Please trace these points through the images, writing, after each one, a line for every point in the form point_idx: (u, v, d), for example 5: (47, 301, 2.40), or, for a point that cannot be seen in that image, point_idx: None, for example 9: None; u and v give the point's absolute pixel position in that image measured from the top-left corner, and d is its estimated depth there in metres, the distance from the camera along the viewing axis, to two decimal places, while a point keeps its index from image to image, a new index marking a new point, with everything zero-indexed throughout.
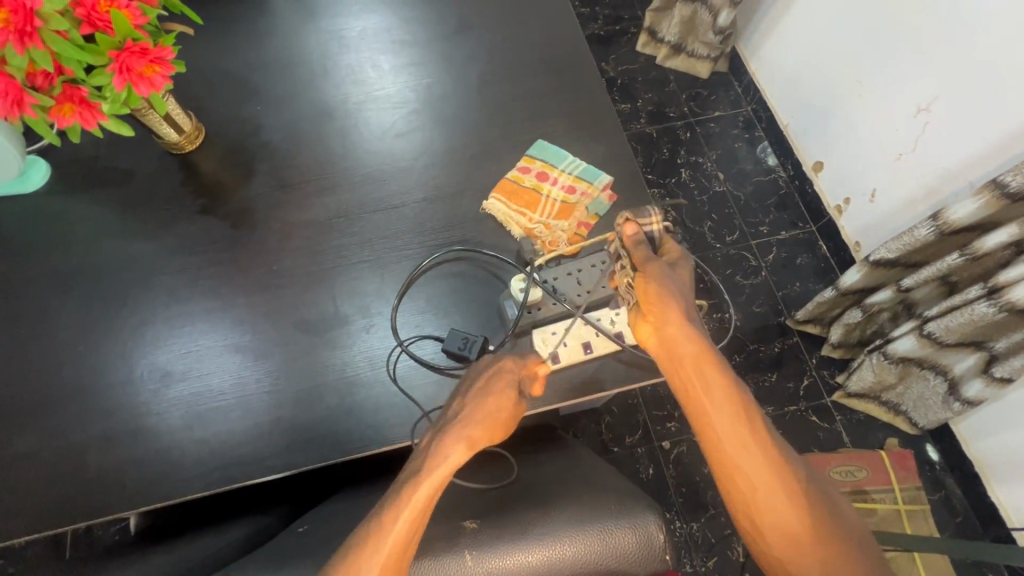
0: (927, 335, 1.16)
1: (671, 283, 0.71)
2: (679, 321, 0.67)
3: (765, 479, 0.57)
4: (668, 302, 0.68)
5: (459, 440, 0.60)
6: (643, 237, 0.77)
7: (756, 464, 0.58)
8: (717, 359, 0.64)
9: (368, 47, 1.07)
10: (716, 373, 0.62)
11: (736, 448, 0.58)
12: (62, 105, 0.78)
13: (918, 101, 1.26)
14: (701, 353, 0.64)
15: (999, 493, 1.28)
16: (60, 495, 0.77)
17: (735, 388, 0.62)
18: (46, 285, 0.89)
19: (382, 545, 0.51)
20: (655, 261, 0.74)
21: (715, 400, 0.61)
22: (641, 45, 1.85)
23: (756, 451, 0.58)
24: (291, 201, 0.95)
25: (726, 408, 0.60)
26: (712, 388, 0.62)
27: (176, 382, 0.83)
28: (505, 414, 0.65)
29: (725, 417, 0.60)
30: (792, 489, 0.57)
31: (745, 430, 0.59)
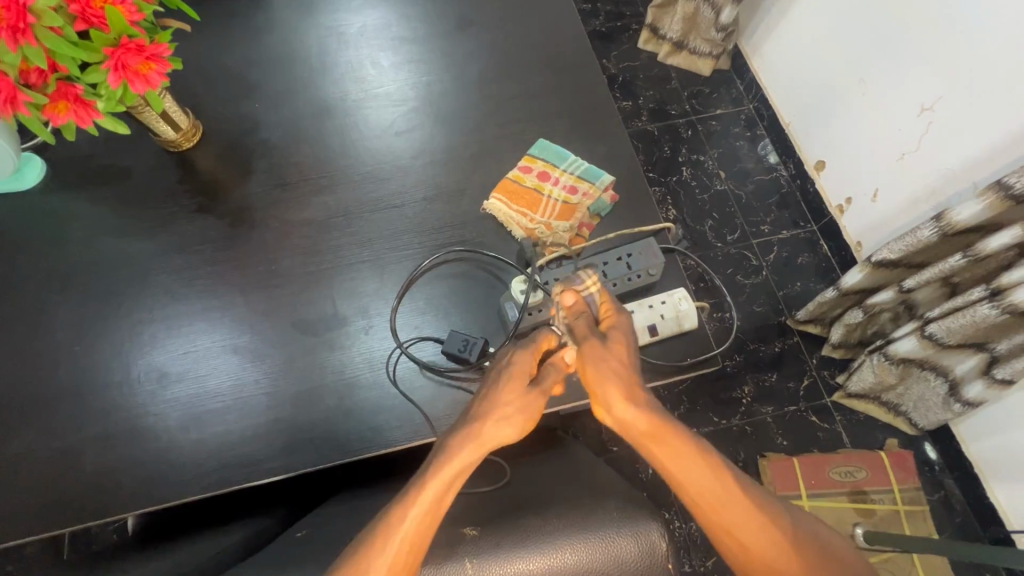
0: (928, 337, 1.15)
1: (608, 354, 0.64)
2: (631, 389, 0.60)
3: (750, 533, 0.55)
4: (608, 377, 0.61)
5: (471, 437, 0.57)
6: (583, 307, 0.72)
7: (741, 525, 0.55)
8: (671, 424, 0.57)
9: (367, 44, 1.06)
10: (679, 444, 0.57)
11: (715, 514, 0.56)
12: (57, 103, 0.77)
13: (922, 101, 1.25)
14: (656, 427, 0.57)
15: (998, 494, 1.28)
16: (57, 496, 0.76)
17: (700, 452, 0.57)
18: (42, 284, 0.88)
19: (389, 546, 0.50)
20: (592, 334, 0.67)
21: (682, 472, 0.56)
22: (642, 42, 1.83)
23: (737, 513, 0.55)
24: (289, 199, 0.94)
25: (694, 475, 0.56)
26: (678, 460, 0.56)
27: (174, 383, 0.82)
28: (526, 408, 0.61)
29: (700, 484, 0.56)
30: (781, 540, 0.55)
31: (721, 496, 0.55)
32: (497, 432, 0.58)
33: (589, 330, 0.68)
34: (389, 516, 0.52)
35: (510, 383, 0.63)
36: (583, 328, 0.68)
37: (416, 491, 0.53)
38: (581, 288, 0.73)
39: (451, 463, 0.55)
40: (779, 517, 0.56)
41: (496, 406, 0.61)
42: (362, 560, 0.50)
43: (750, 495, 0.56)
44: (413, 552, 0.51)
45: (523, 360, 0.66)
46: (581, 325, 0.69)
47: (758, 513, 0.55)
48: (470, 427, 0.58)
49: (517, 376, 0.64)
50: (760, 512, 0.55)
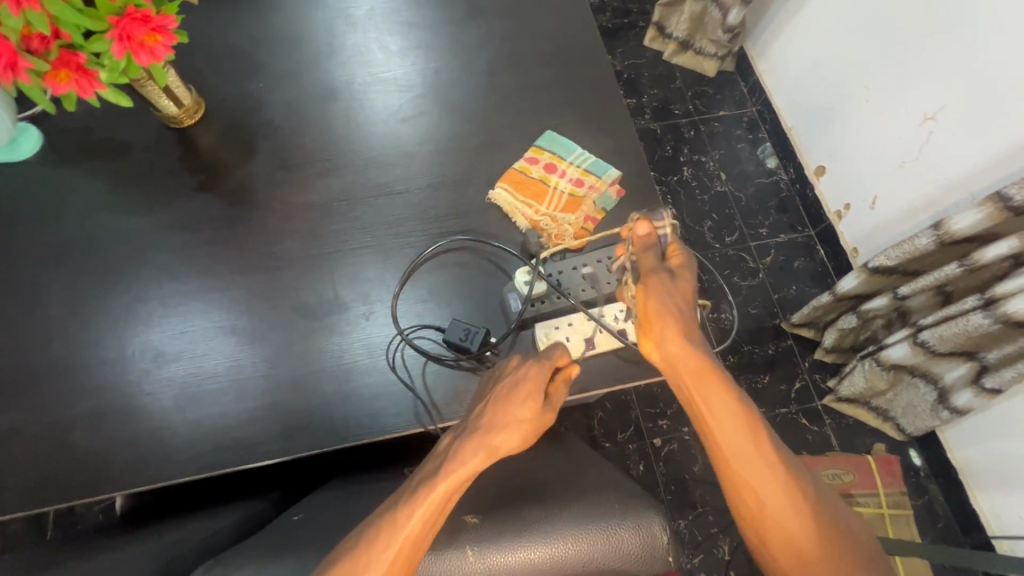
0: (921, 344, 1.16)
1: (673, 290, 0.67)
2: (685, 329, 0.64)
3: (770, 491, 0.57)
4: (667, 315, 0.65)
5: (481, 447, 0.58)
6: (653, 241, 0.73)
7: (765, 477, 0.57)
8: (720, 373, 0.62)
9: (375, 27, 1.04)
10: (720, 388, 0.61)
11: (740, 464, 0.58)
12: (58, 71, 0.75)
13: (924, 110, 1.26)
14: (701, 369, 0.62)
15: (980, 500, 1.30)
16: (45, 472, 0.75)
17: (737, 401, 0.60)
18: (35, 256, 0.86)
19: (394, 538, 0.51)
20: (660, 270, 0.70)
21: (721, 416, 0.60)
22: (648, 41, 1.83)
23: (765, 467, 0.57)
24: (292, 180, 0.93)
25: (733, 423, 0.59)
26: (719, 405, 0.60)
27: (170, 362, 0.81)
28: (536, 420, 0.62)
29: (730, 434, 0.59)
30: (799, 501, 0.56)
31: (752, 444, 0.58)
32: (507, 442, 0.59)
33: (658, 264, 0.71)
34: (397, 512, 0.52)
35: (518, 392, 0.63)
36: (651, 262, 0.71)
37: (423, 490, 0.53)
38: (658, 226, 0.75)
39: (458, 470, 0.55)
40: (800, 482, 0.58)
41: (506, 418, 0.61)
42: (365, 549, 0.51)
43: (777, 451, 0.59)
44: (414, 552, 0.51)
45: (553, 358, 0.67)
46: (648, 260, 0.71)
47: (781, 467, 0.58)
48: (482, 436, 0.59)
49: (524, 385, 0.64)
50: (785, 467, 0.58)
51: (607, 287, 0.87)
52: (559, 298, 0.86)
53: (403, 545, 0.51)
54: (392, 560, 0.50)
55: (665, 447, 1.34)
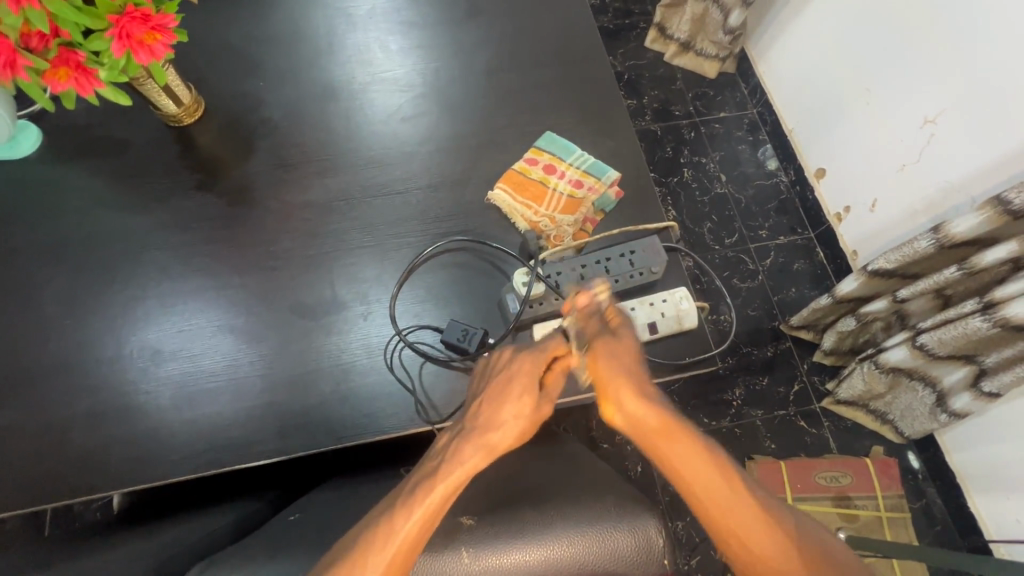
0: (920, 347, 1.16)
1: (617, 353, 0.65)
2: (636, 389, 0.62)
3: (757, 538, 0.55)
4: (618, 376, 0.63)
5: (478, 447, 0.57)
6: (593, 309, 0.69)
7: (749, 521, 0.55)
8: (684, 427, 0.59)
9: (375, 27, 1.04)
10: (686, 440, 0.59)
11: (720, 511, 0.56)
12: (58, 69, 0.75)
13: (925, 113, 1.26)
14: (665, 426, 0.60)
15: (978, 504, 1.30)
16: (42, 470, 0.75)
17: (705, 450, 0.58)
18: (34, 254, 0.87)
19: (392, 542, 0.50)
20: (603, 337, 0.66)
21: (693, 465, 0.57)
22: (649, 42, 1.83)
23: (747, 513, 0.56)
24: (291, 180, 0.93)
25: (704, 469, 0.57)
26: (688, 457, 0.58)
27: (167, 361, 0.81)
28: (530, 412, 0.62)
29: (706, 485, 0.57)
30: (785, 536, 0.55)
31: (728, 491, 0.57)
32: (504, 440, 0.59)
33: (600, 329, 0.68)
34: (396, 513, 0.52)
35: (515, 389, 0.63)
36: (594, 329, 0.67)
37: (422, 494, 0.52)
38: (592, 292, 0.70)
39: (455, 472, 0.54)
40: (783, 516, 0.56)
41: (503, 417, 0.61)
42: (362, 551, 0.50)
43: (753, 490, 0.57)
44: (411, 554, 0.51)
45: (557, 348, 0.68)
46: (591, 329, 0.67)
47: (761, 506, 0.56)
48: (478, 435, 0.58)
49: (520, 383, 0.64)
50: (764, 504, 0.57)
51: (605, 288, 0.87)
52: (557, 299, 0.86)
53: (402, 549, 0.50)
54: (389, 561, 0.50)
55: None
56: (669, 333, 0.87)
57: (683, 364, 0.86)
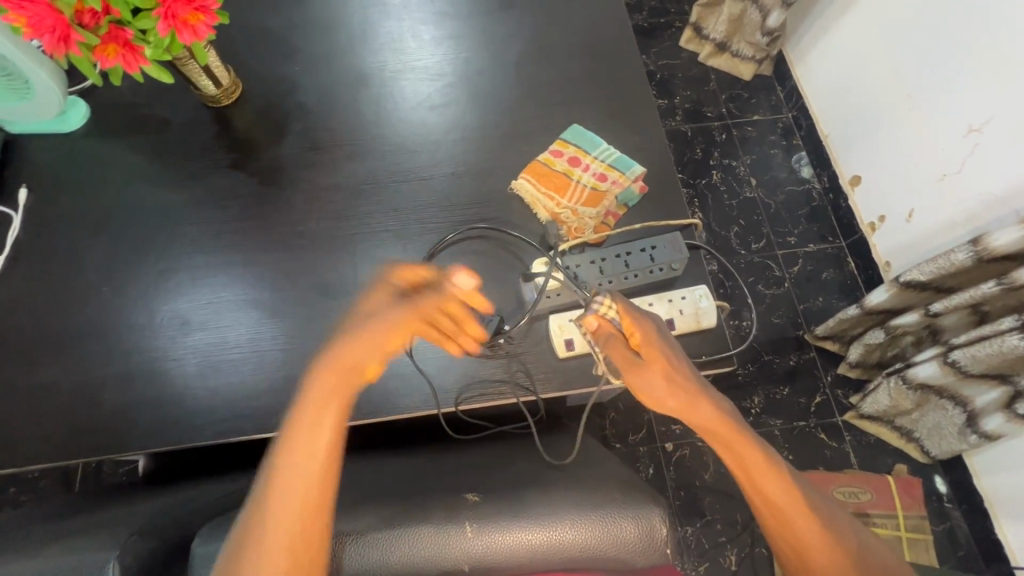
0: (951, 364, 1.12)
1: (651, 378, 0.68)
2: (690, 400, 0.66)
3: (818, 543, 0.59)
4: (670, 399, 0.67)
5: (320, 370, 0.67)
6: (608, 331, 0.73)
7: (813, 538, 0.59)
8: (744, 435, 0.65)
9: (410, 16, 1.06)
10: (749, 446, 0.64)
11: (784, 522, 0.60)
12: (107, 46, 0.78)
13: (970, 121, 1.21)
14: (726, 431, 0.65)
15: (1007, 531, 1.25)
16: (74, 427, 0.79)
17: (768, 458, 0.63)
18: (76, 224, 0.91)
19: (280, 516, 0.54)
20: (631, 358, 0.70)
21: (763, 481, 0.62)
22: (684, 41, 1.80)
23: (806, 521, 0.60)
24: (320, 162, 0.95)
25: (776, 484, 0.62)
26: (758, 468, 0.63)
27: (195, 331, 0.84)
28: (393, 330, 0.72)
29: (773, 489, 0.62)
30: (846, 558, 0.58)
31: (791, 497, 0.61)
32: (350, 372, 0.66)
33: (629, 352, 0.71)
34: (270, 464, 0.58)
35: (381, 304, 0.74)
36: (621, 354, 0.71)
37: (290, 435, 0.60)
38: (601, 312, 0.73)
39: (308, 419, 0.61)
40: (842, 534, 0.60)
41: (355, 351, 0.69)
42: (261, 515, 0.55)
43: (813, 500, 0.62)
44: (319, 497, 0.56)
45: (435, 301, 0.76)
46: (619, 353, 0.71)
47: (825, 522, 0.60)
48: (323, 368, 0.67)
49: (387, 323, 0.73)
50: (822, 516, 0.61)
51: (623, 284, 0.87)
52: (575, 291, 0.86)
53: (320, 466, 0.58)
54: (294, 511, 0.55)
55: (676, 452, 1.32)
56: (687, 331, 0.86)
57: (698, 363, 0.85)
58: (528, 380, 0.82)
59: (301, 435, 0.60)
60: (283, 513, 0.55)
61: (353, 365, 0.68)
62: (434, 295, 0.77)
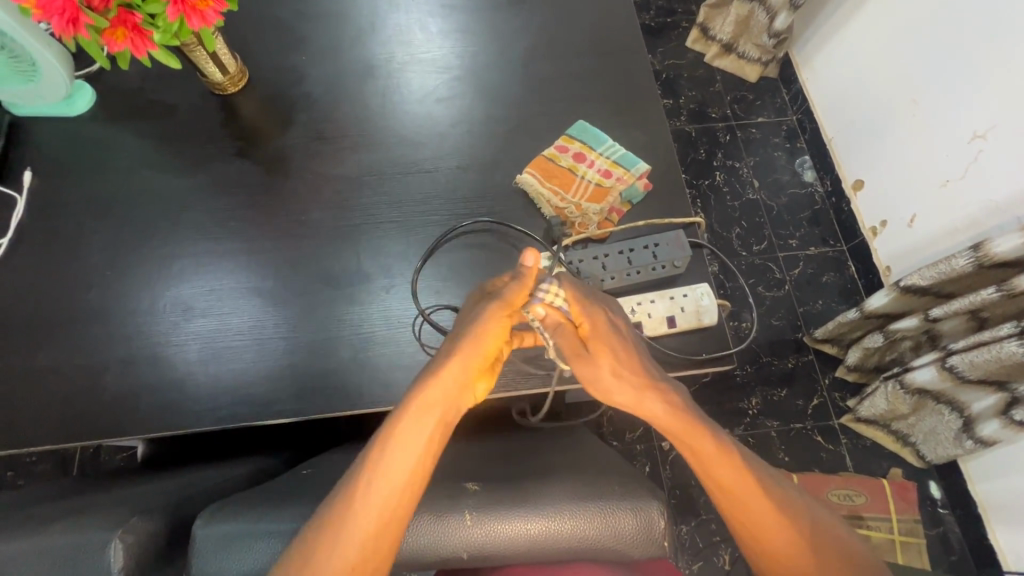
0: (949, 369, 1.12)
1: (596, 370, 0.65)
2: (636, 396, 0.63)
3: (774, 530, 0.57)
4: (619, 393, 0.64)
5: (413, 409, 0.56)
6: (556, 321, 0.70)
7: (771, 523, 0.57)
8: (700, 427, 0.60)
9: (417, 8, 1.06)
10: (705, 437, 0.60)
11: (741, 512, 0.58)
12: (116, 29, 0.78)
13: (975, 127, 1.21)
14: (682, 425, 0.61)
15: (999, 537, 1.25)
16: (75, 410, 0.79)
17: (729, 451, 0.59)
18: (80, 208, 0.91)
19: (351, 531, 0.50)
20: (580, 351, 0.67)
21: (717, 470, 0.59)
22: (690, 42, 1.80)
23: (767, 510, 0.57)
24: (326, 153, 0.95)
25: (727, 471, 0.59)
26: (710, 457, 0.59)
27: (197, 317, 0.84)
28: (482, 347, 0.62)
29: (727, 479, 0.58)
30: (801, 541, 0.56)
31: (748, 487, 0.58)
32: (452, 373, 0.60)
33: (580, 347, 0.68)
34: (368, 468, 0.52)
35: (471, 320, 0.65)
36: (570, 343, 0.69)
37: (388, 438, 0.54)
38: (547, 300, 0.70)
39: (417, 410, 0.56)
40: (800, 518, 0.58)
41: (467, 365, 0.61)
42: (341, 512, 0.51)
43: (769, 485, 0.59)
44: (404, 502, 0.52)
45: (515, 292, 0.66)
46: (567, 342, 0.69)
47: (785, 512, 0.57)
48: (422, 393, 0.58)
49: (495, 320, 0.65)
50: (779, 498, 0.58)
51: (626, 280, 0.87)
52: None
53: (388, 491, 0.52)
54: (364, 532, 0.50)
55: (673, 451, 1.32)
56: (687, 329, 0.86)
57: (698, 361, 0.85)
58: (529, 373, 0.83)
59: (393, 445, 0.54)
60: (365, 516, 0.51)
61: (449, 382, 0.59)
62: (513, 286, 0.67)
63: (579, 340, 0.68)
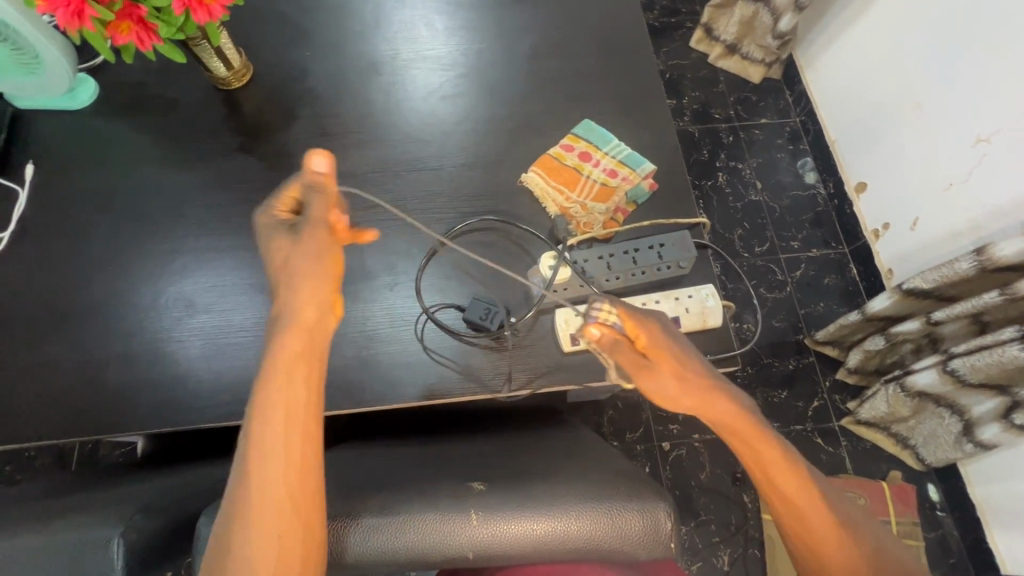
0: (950, 372, 1.13)
1: (660, 380, 0.64)
2: (703, 398, 0.62)
3: (831, 541, 0.57)
4: (680, 399, 0.63)
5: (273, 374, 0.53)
6: (610, 335, 0.70)
7: (830, 533, 0.57)
8: (763, 431, 0.61)
9: (423, 5, 1.05)
10: (769, 443, 0.61)
11: (799, 520, 0.58)
12: (121, 22, 0.78)
13: (978, 131, 1.21)
14: (746, 428, 0.61)
15: (998, 540, 1.25)
16: (75, 405, 0.79)
17: (791, 459, 0.60)
18: (81, 202, 0.90)
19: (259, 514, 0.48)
20: (641, 361, 0.65)
21: (780, 481, 0.59)
22: (694, 42, 1.80)
23: (823, 521, 0.58)
24: (330, 149, 0.95)
25: (790, 478, 0.59)
26: (774, 465, 0.60)
27: (199, 313, 0.84)
28: (327, 260, 0.58)
29: (788, 486, 0.59)
30: (862, 557, 0.57)
31: (807, 495, 0.59)
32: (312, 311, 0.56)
33: (638, 356, 0.66)
34: (248, 442, 0.50)
35: (288, 246, 0.59)
36: (629, 359, 0.66)
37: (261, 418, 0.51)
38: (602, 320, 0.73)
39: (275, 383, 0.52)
40: (858, 530, 0.58)
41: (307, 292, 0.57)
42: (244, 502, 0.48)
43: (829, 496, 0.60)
44: (303, 470, 0.50)
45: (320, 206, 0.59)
46: (627, 359, 0.66)
47: (842, 521, 0.58)
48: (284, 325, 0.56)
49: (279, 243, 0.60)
50: (837, 510, 0.59)
51: (631, 281, 0.87)
52: (583, 286, 0.86)
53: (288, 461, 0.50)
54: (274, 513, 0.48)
55: (673, 452, 1.32)
56: (691, 330, 0.86)
57: None
58: (533, 373, 0.82)
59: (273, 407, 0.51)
60: (272, 494, 0.49)
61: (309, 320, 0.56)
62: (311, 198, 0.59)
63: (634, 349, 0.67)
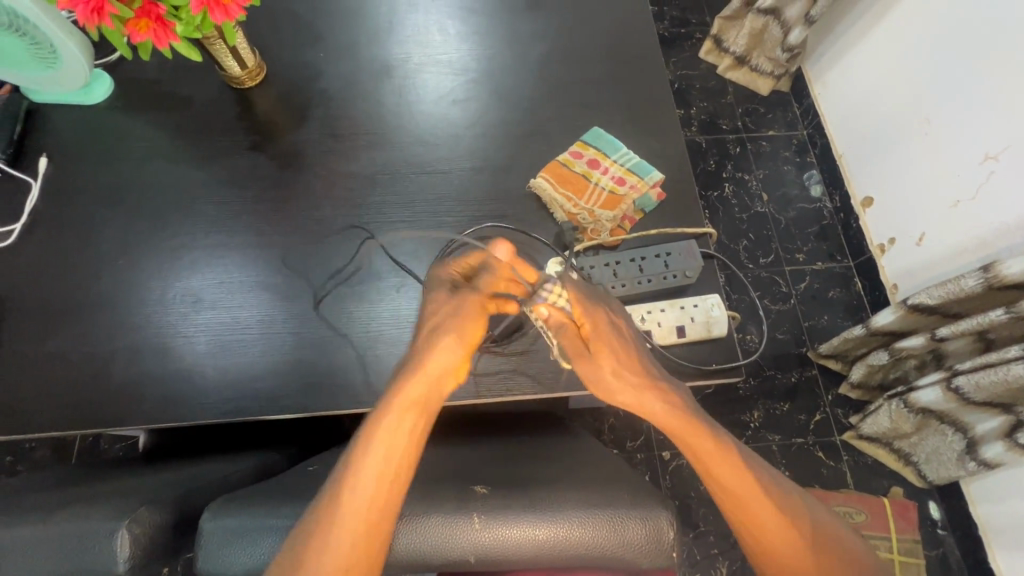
0: (954, 389, 1.12)
1: (599, 369, 0.68)
2: (637, 394, 0.65)
3: (782, 539, 0.57)
4: (619, 392, 0.67)
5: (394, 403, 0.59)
6: (559, 320, 0.73)
7: (773, 526, 0.57)
8: (700, 427, 0.61)
9: (436, 10, 1.06)
10: (709, 440, 0.60)
11: (745, 516, 0.58)
12: (140, 20, 0.79)
13: (987, 149, 1.21)
14: (680, 423, 0.62)
15: (1000, 560, 1.24)
16: (80, 397, 0.79)
17: (733, 457, 0.60)
18: (92, 196, 0.91)
19: (339, 532, 0.51)
20: (581, 351, 0.70)
21: (718, 474, 0.59)
22: (703, 52, 1.80)
23: (769, 516, 0.57)
24: (340, 150, 0.95)
25: (727, 472, 0.59)
26: (713, 460, 0.59)
27: (206, 309, 0.84)
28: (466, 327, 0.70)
29: (730, 481, 0.59)
30: (808, 547, 0.56)
31: (750, 492, 0.58)
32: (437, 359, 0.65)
33: (581, 346, 0.71)
34: (352, 459, 0.55)
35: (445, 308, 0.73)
36: (572, 343, 0.71)
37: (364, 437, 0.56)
38: (550, 300, 0.72)
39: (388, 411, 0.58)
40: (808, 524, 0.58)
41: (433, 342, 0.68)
42: (326, 519, 0.52)
43: (777, 493, 0.59)
44: (388, 499, 0.53)
45: (450, 271, 0.77)
46: (571, 344, 0.71)
47: (788, 514, 0.58)
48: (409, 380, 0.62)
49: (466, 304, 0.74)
50: (784, 506, 0.58)
51: (636, 288, 0.87)
52: None
53: (370, 499, 0.52)
54: (349, 537, 0.51)
55: (673, 461, 1.32)
56: (697, 339, 0.86)
57: (709, 371, 0.85)
58: (536, 378, 0.82)
59: (377, 442, 0.56)
60: (350, 521, 0.52)
61: (433, 372, 0.63)
62: (444, 272, 0.78)
63: (580, 339, 0.71)
